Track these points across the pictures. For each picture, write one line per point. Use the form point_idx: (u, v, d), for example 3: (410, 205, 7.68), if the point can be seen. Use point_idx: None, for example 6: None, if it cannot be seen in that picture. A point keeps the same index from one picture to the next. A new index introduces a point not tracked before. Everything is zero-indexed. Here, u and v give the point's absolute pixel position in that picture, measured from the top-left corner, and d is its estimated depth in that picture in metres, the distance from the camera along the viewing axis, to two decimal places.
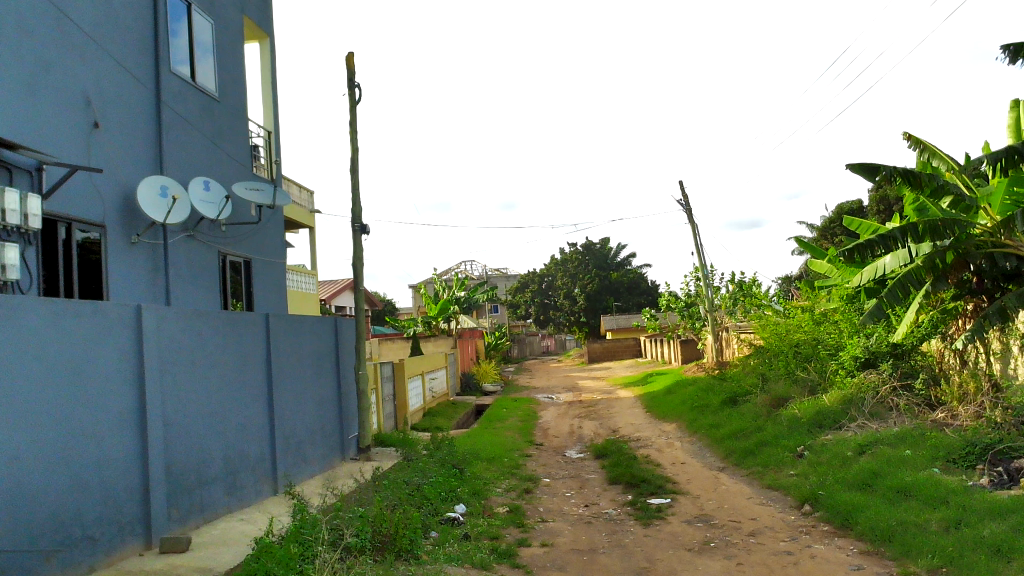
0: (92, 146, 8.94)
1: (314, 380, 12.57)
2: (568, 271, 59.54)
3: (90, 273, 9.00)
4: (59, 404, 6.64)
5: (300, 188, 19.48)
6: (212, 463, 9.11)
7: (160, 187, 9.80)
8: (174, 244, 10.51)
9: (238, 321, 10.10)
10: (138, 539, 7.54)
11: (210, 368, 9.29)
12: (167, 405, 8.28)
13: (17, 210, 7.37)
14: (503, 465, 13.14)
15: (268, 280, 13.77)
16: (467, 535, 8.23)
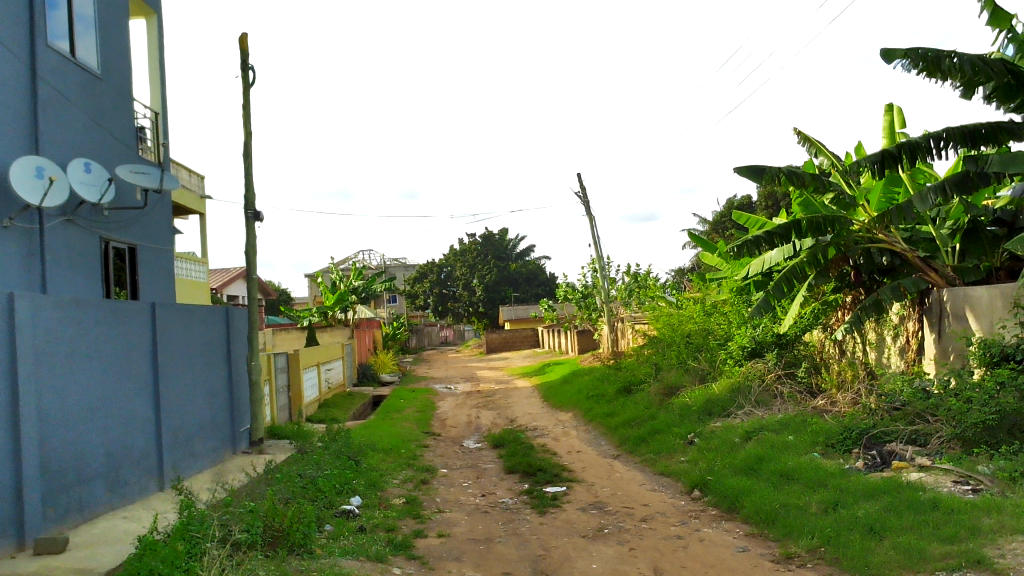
0: None
1: (204, 372, 12.15)
2: (467, 261, 59.55)
3: None
4: None
5: (190, 172, 18.77)
6: (92, 460, 8.67)
7: (36, 169, 9.25)
8: (50, 228, 9.97)
9: (122, 310, 9.63)
10: (11, 541, 7.14)
11: (90, 359, 8.83)
12: (44, 398, 7.85)
13: None
14: (400, 456, 13.06)
15: (154, 268, 13.22)
16: (362, 528, 8.12)
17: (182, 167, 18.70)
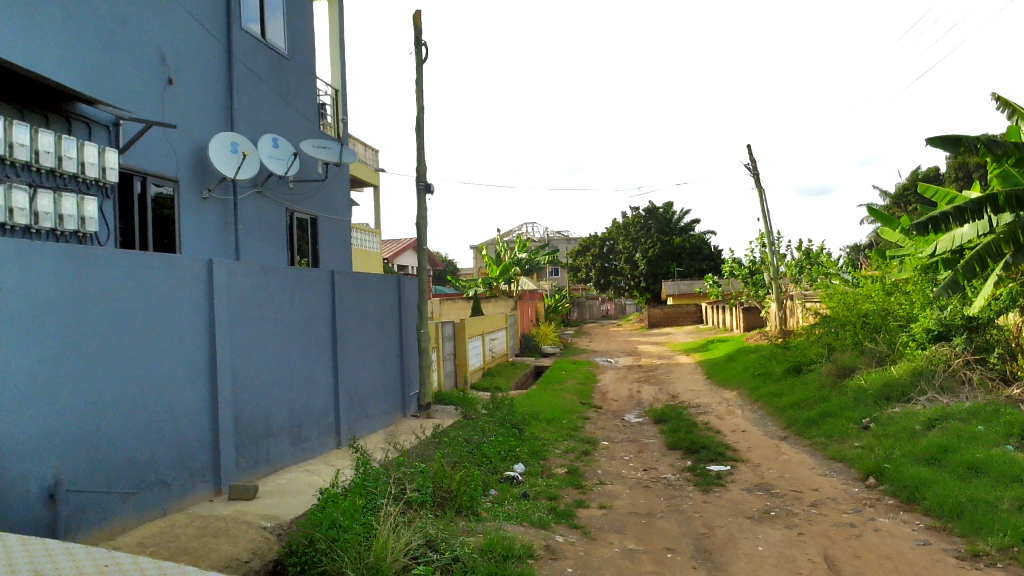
0: (166, 101, 9.18)
1: (377, 337, 12.74)
2: (630, 235, 59.03)
3: (164, 227, 9.32)
4: (128, 353, 6.79)
5: (365, 147, 19.61)
6: (277, 416, 9.33)
7: (231, 144, 9.97)
8: (243, 199, 10.73)
9: (304, 278, 10.24)
10: (209, 486, 7.84)
11: (276, 323, 9.45)
12: (237, 357, 8.50)
13: (96, 164, 7.91)
14: (562, 426, 13.22)
15: (334, 238, 13.96)
16: (525, 495, 8.29)
17: (359, 141, 19.53)
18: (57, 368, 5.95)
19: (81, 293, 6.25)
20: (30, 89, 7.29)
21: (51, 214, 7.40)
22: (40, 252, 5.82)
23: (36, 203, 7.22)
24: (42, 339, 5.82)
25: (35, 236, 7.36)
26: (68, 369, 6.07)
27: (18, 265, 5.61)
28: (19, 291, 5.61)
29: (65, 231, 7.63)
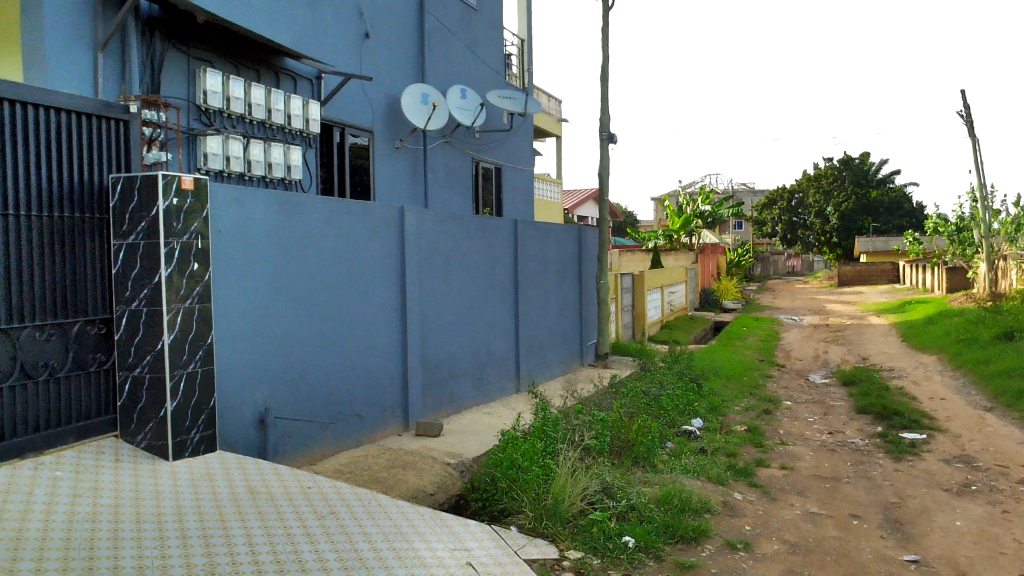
0: (364, 55, 9.62)
1: (558, 286, 12.90)
2: (822, 188, 55.90)
3: (360, 175, 9.84)
4: (328, 293, 7.26)
5: (549, 97, 19.67)
6: (461, 359, 9.72)
7: (422, 95, 10.29)
8: (432, 149, 11.10)
9: (489, 227, 10.50)
10: (398, 421, 8.34)
11: (462, 269, 9.79)
12: (425, 301, 8.90)
13: (300, 115, 8.45)
14: (742, 383, 12.90)
15: (517, 187, 14.18)
16: (703, 449, 8.20)
17: (543, 92, 19.61)
18: (268, 305, 6.47)
19: (289, 236, 6.73)
20: (244, 46, 7.86)
21: (262, 162, 7.99)
22: (254, 197, 6.31)
23: (249, 152, 7.81)
24: (256, 277, 6.34)
25: (248, 183, 7.98)
26: (277, 306, 6.58)
27: (236, 209, 6.11)
28: (237, 232, 6.12)
29: (274, 178, 8.22)
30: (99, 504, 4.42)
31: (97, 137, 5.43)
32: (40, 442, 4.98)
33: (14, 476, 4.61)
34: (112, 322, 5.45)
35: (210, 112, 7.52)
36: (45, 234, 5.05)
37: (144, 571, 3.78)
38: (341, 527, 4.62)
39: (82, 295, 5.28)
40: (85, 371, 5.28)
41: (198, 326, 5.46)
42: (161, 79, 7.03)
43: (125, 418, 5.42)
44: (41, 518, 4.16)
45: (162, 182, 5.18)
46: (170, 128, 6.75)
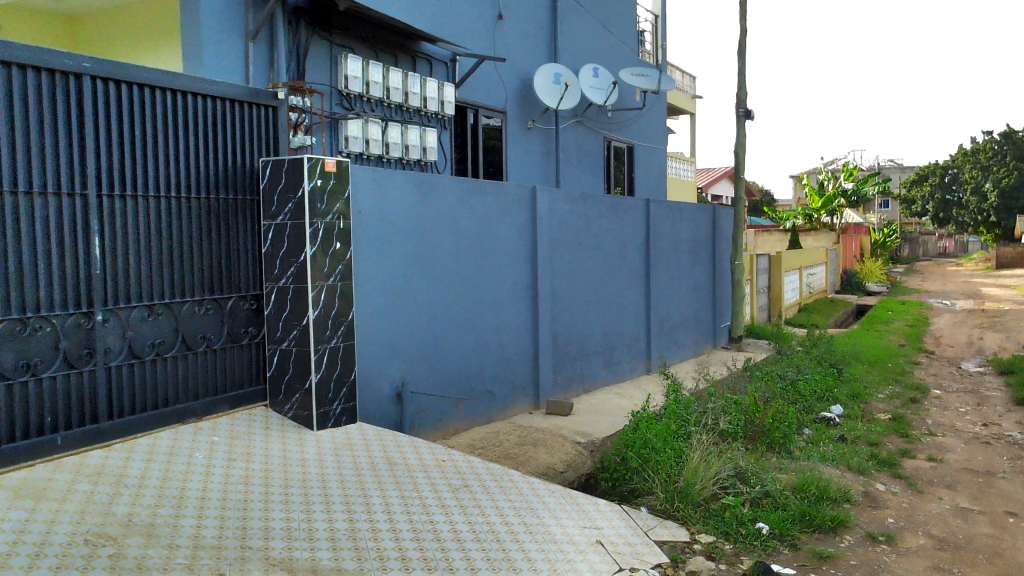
0: (497, 36, 9.71)
1: (691, 267, 12.67)
2: (980, 163, 52.14)
3: (493, 156, 9.96)
4: (462, 273, 7.42)
5: (684, 73, 19.25)
6: (592, 338, 9.73)
7: (555, 75, 10.28)
8: (564, 128, 11.11)
9: (621, 207, 10.41)
10: (529, 399, 8.46)
11: (594, 248, 9.76)
12: (556, 281, 8.95)
13: (435, 98, 8.64)
14: (887, 370, 12.29)
15: (650, 166, 13.99)
16: (843, 437, 7.90)
17: (677, 69, 19.20)
18: (404, 283, 6.67)
19: (424, 216, 6.90)
20: (383, 32, 8.09)
21: (399, 144, 8.22)
22: (392, 178, 6.50)
23: (387, 135, 8.06)
24: (393, 256, 6.54)
25: (386, 164, 8.23)
26: (413, 284, 6.78)
27: (374, 191, 6.30)
28: (376, 213, 6.33)
29: (410, 160, 8.44)
30: (251, 469, 4.72)
31: (248, 123, 5.74)
32: (199, 409, 5.35)
33: (176, 439, 4.98)
34: (262, 298, 5.78)
35: (351, 96, 7.79)
36: (202, 215, 5.40)
37: (290, 533, 4.01)
38: (474, 501, 4.74)
39: (236, 273, 5.62)
40: (238, 344, 5.62)
41: (340, 303, 5.69)
42: (305, 66, 7.33)
43: (273, 389, 5.74)
44: (200, 479, 4.48)
45: (307, 164, 5.42)
46: (315, 114, 7.05)
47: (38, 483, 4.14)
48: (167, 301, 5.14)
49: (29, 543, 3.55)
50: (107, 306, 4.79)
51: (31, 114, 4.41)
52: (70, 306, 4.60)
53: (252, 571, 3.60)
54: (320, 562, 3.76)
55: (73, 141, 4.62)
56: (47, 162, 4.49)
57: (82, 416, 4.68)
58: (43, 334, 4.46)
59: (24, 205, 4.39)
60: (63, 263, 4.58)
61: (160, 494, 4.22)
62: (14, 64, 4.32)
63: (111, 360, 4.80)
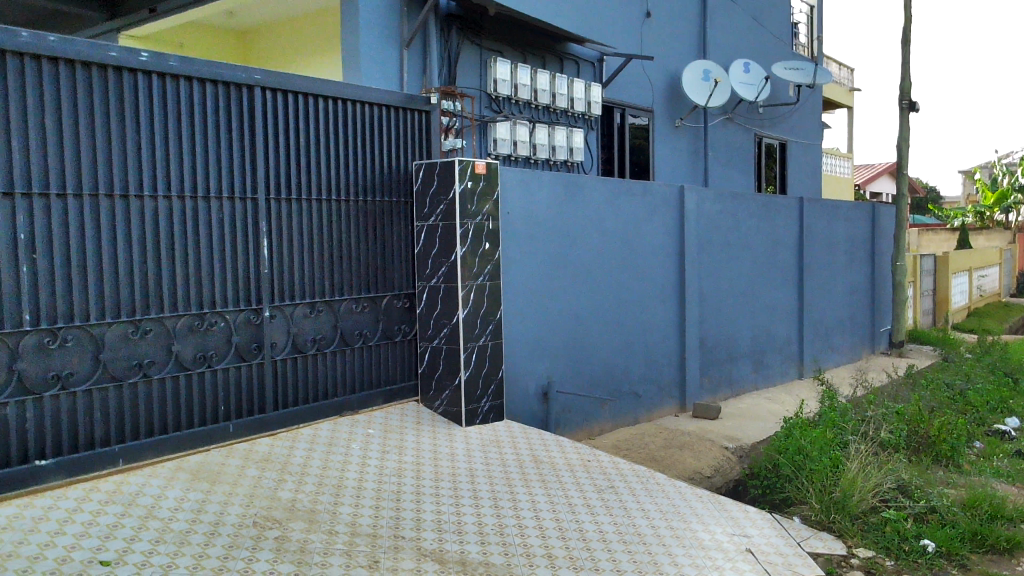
0: (645, 34, 9.63)
1: (847, 267, 12.11)
2: None
3: (640, 156, 9.88)
4: (609, 273, 7.40)
5: (841, 65, 18.41)
6: (741, 341, 9.47)
7: (704, 72, 10.08)
8: (713, 126, 10.87)
9: (773, 205, 10.06)
10: (675, 401, 8.34)
11: (743, 248, 9.50)
12: (704, 281, 8.77)
13: (582, 99, 8.67)
14: None
15: (803, 163, 13.47)
16: (1020, 452, 7.32)
17: (833, 61, 18.38)
18: (551, 283, 6.73)
19: (571, 215, 6.92)
20: (532, 35, 8.18)
21: (546, 145, 8.31)
22: (539, 179, 6.56)
23: (535, 136, 8.16)
24: (540, 256, 6.60)
25: (533, 165, 8.34)
26: (559, 284, 6.82)
27: (522, 192, 6.39)
28: (523, 214, 6.41)
29: (557, 161, 8.52)
30: (404, 461, 4.90)
31: (402, 127, 5.96)
32: (356, 402, 5.61)
33: (335, 431, 5.24)
34: (415, 297, 5.98)
35: (500, 99, 7.94)
36: (360, 216, 5.65)
37: (441, 525, 4.13)
38: (621, 502, 4.72)
39: (391, 272, 5.85)
40: (392, 341, 5.84)
41: (488, 303, 5.80)
42: (457, 71, 7.53)
43: (424, 384, 5.93)
44: (356, 469, 4.70)
45: (458, 166, 5.56)
46: (465, 118, 7.22)
47: (213, 467, 4.47)
48: (327, 298, 5.41)
49: (206, 522, 3.83)
50: (274, 303, 5.10)
51: (209, 124, 4.76)
52: (241, 302, 4.94)
53: (405, 560, 3.74)
54: (470, 555, 3.86)
55: (246, 149, 4.96)
56: (222, 168, 4.83)
57: (251, 405, 5.00)
58: (218, 328, 4.80)
59: (202, 209, 4.74)
60: (236, 263, 4.91)
61: (321, 481, 4.46)
62: (194, 78, 4.68)
63: (277, 354, 5.11)
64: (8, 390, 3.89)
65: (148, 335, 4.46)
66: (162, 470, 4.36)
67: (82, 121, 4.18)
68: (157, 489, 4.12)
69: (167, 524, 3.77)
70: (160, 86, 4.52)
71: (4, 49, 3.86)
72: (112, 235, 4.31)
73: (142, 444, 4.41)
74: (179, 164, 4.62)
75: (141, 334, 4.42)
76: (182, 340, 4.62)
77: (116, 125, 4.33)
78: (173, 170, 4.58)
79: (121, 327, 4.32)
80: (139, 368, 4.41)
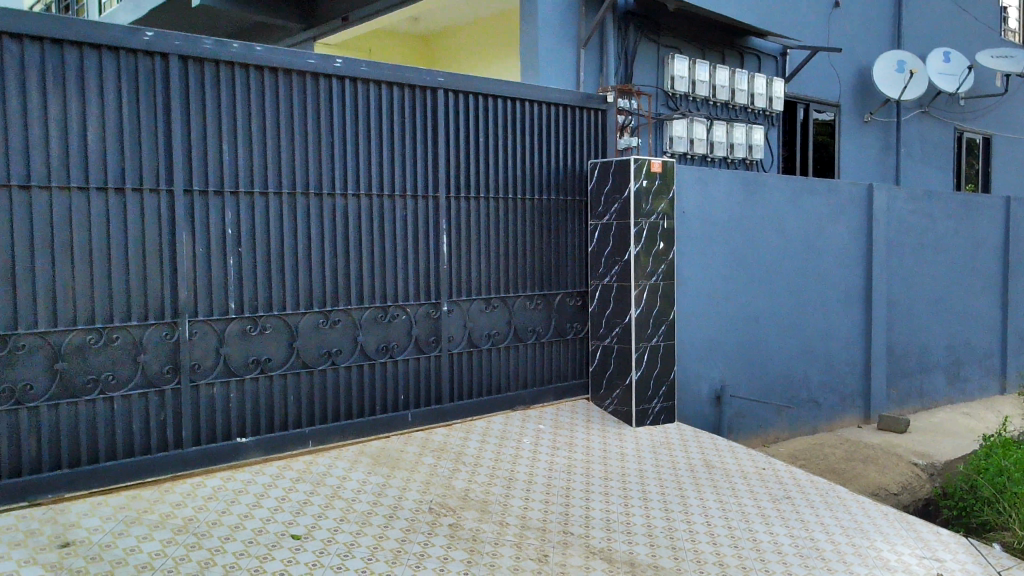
0: (833, 25, 9.17)
1: None
2: None
3: (824, 153, 9.43)
4: (788, 275, 7.11)
5: None
6: (934, 350, 8.84)
7: (898, 63, 9.46)
8: (907, 120, 10.20)
9: (975, 205, 9.30)
10: (858, 411, 7.91)
11: (939, 251, 8.85)
12: (893, 286, 8.24)
13: (763, 94, 8.39)
14: None
15: (1011, 159, 12.37)
16: None
17: None
18: (727, 284, 6.55)
19: (749, 214, 6.71)
20: (711, 30, 7.99)
21: (724, 143, 8.10)
22: (716, 178, 6.40)
23: (712, 133, 7.98)
24: (716, 257, 6.44)
25: (710, 163, 8.16)
26: (736, 286, 6.63)
27: (699, 191, 6.26)
28: (700, 213, 6.27)
29: (735, 159, 8.28)
30: (574, 458, 4.93)
31: (579, 127, 5.99)
32: (528, 397, 5.70)
33: (507, 424, 5.35)
34: (587, 295, 6.00)
35: (677, 97, 7.82)
36: (535, 215, 5.74)
37: (610, 525, 4.12)
38: (798, 514, 4.52)
39: (564, 270, 5.90)
40: (564, 338, 5.89)
41: (662, 303, 5.71)
42: (634, 69, 7.48)
43: (595, 383, 5.94)
44: (527, 463, 4.77)
45: (634, 165, 5.50)
46: (641, 116, 7.17)
47: (393, 453, 4.68)
48: (502, 294, 5.53)
49: (385, 505, 4.02)
50: (452, 297, 5.28)
51: (395, 127, 4.99)
52: (421, 296, 5.14)
53: (574, 556, 3.76)
54: (638, 557, 3.83)
55: (429, 149, 5.15)
56: (406, 169, 5.05)
57: (429, 396, 5.20)
58: (400, 321, 5.02)
59: (387, 207, 4.97)
60: (417, 259, 5.12)
61: (493, 473, 4.56)
62: (383, 82, 4.91)
63: (454, 347, 5.28)
64: (215, 371, 4.25)
65: (337, 325, 4.73)
66: (347, 452, 4.62)
67: (283, 125, 4.49)
68: (342, 471, 4.36)
69: (350, 505, 3.99)
70: (351, 90, 4.78)
71: (218, 60, 4.21)
72: (307, 230, 4.62)
73: (330, 428, 4.69)
74: (367, 164, 4.87)
75: (330, 324, 4.69)
76: (367, 331, 4.87)
77: (312, 128, 4.62)
78: (362, 170, 4.83)
79: (312, 317, 4.61)
80: (328, 356, 4.68)
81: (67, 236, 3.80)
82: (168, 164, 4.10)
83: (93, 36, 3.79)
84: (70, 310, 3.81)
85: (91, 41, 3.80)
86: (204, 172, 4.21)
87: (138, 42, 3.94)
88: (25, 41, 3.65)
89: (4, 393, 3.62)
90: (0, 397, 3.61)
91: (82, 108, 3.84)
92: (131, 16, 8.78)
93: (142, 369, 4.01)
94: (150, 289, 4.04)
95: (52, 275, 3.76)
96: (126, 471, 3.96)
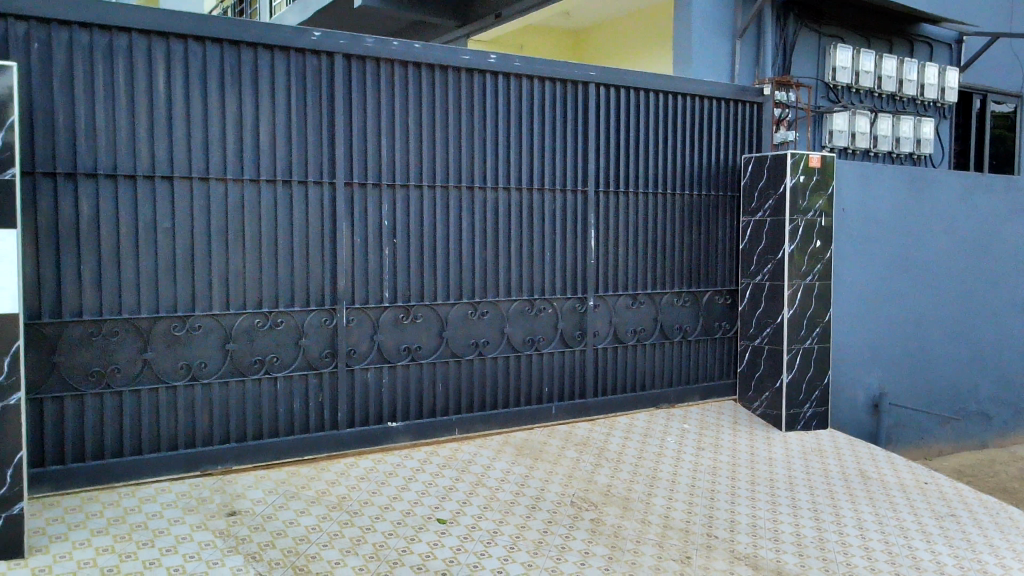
0: (1018, 8, 8.46)
1: None
2: None
3: (1002, 147, 8.78)
4: (959, 277, 6.65)
5: None
6: None
7: None
8: None
9: None
10: None
11: None
12: None
13: (934, 85, 7.90)
14: None
15: None
16: None
17: None
18: (890, 285, 6.20)
19: (916, 212, 6.32)
20: (878, 18, 7.57)
21: (890, 137, 7.67)
22: (881, 173, 6.06)
23: (877, 126, 7.57)
24: (878, 257, 6.11)
25: (873, 158, 7.75)
26: (899, 287, 6.27)
27: (861, 188, 5.95)
28: (861, 211, 5.96)
29: (901, 153, 7.84)
30: (720, 460, 4.81)
31: (732, 120, 5.82)
32: (673, 396, 5.61)
33: (651, 422, 5.29)
34: (737, 294, 5.84)
35: (838, 88, 7.45)
36: (684, 211, 5.63)
37: (756, 530, 4.00)
38: (964, 534, 4.23)
39: (713, 267, 5.77)
40: (711, 337, 5.76)
41: (817, 304, 5.47)
42: (793, 60, 7.20)
43: (743, 384, 5.77)
44: (671, 463, 4.70)
45: (791, 160, 5.28)
46: (800, 108, 6.88)
47: (536, 445, 4.73)
48: (649, 291, 5.46)
49: (528, 496, 4.07)
50: (598, 292, 5.26)
51: (546, 121, 5.01)
52: (568, 291, 5.16)
53: (718, 560, 3.67)
54: (786, 565, 3.69)
55: (579, 143, 5.15)
56: (556, 163, 5.07)
57: (573, 390, 5.21)
58: (546, 314, 5.06)
59: (537, 201, 5.01)
60: (564, 253, 5.14)
61: (636, 470, 4.53)
62: (535, 77, 4.94)
63: (599, 342, 5.27)
64: (368, 358, 4.42)
65: (485, 317, 4.82)
66: (491, 442, 4.71)
67: (438, 120, 4.61)
68: (486, 460, 4.45)
69: (494, 493, 4.06)
70: (504, 85, 4.85)
71: (378, 58, 4.37)
72: (459, 223, 4.73)
73: (475, 417, 4.78)
74: (517, 158, 4.92)
75: (478, 315, 4.79)
76: (513, 324, 4.93)
77: (466, 123, 4.72)
78: (512, 164, 4.90)
79: (461, 308, 4.72)
80: (476, 347, 4.78)
81: (241, 224, 4.06)
82: (331, 157, 4.29)
83: (266, 37, 4.02)
84: (240, 296, 4.07)
85: (264, 42, 4.03)
86: (364, 165, 4.39)
87: (306, 42, 4.14)
88: (207, 42, 3.92)
89: (180, 369, 3.91)
90: (178, 372, 3.90)
91: (255, 105, 4.08)
92: (299, 17, 9.26)
93: (303, 352, 4.23)
94: (312, 277, 4.26)
95: (226, 261, 4.03)
96: (286, 449, 4.19)
